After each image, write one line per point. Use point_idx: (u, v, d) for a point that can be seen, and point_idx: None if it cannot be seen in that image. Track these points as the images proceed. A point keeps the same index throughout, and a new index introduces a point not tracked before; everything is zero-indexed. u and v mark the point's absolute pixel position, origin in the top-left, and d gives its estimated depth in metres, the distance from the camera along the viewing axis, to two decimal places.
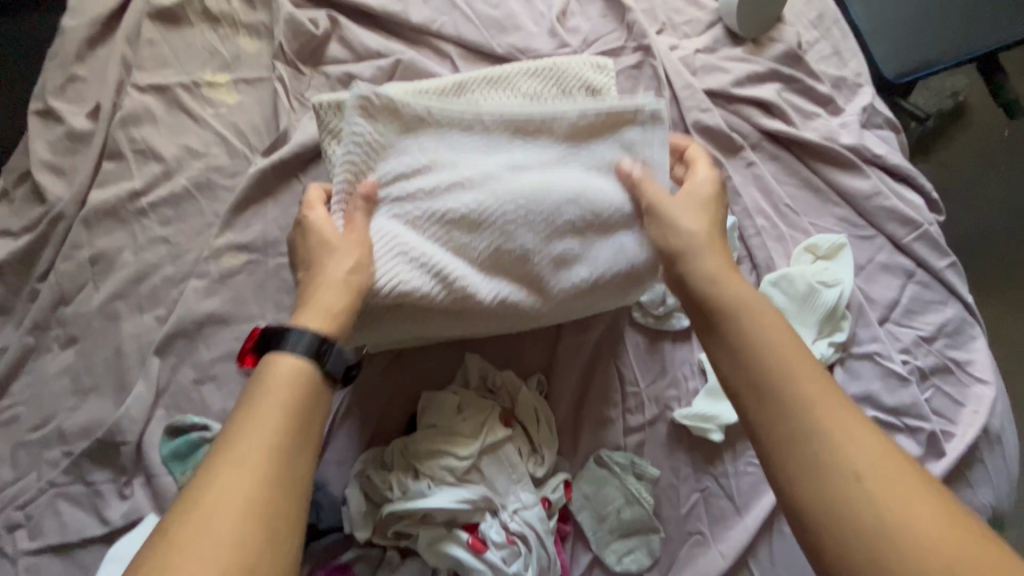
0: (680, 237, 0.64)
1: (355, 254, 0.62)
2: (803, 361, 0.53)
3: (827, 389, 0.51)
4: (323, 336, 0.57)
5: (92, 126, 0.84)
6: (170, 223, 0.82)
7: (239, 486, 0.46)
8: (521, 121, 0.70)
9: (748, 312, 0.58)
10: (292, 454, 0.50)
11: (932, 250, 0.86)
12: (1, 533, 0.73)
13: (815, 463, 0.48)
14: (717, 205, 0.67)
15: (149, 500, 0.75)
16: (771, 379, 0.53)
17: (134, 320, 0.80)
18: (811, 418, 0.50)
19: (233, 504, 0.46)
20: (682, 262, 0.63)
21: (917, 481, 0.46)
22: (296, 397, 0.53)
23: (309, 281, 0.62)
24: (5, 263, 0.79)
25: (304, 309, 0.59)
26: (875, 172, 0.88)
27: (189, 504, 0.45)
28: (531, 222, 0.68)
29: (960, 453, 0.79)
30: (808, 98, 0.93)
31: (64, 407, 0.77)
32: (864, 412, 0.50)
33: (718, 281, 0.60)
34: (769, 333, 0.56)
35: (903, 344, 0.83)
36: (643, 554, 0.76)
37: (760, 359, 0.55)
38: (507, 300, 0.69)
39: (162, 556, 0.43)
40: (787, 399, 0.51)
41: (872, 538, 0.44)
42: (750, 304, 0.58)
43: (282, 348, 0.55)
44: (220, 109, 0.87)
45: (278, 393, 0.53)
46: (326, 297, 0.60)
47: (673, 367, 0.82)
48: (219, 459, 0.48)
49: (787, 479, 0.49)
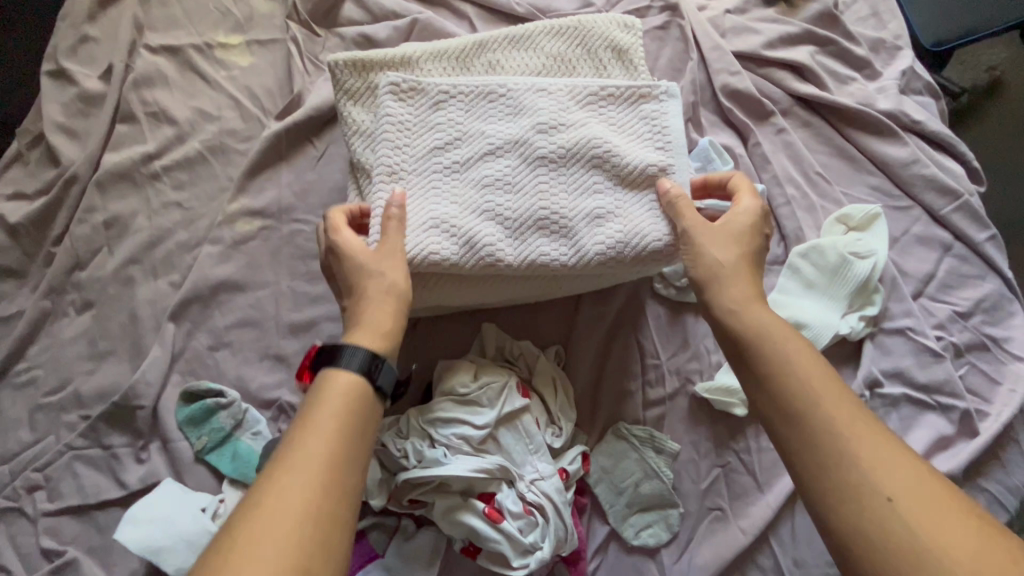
0: (703, 266, 0.61)
1: (395, 270, 0.61)
2: (830, 386, 0.52)
3: (850, 407, 0.51)
4: (374, 352, 0.56)
5: (104, 88, 0.83)
6: (184, 187, 0.81)
7: (294, 491, 0.46)
8: (546, 85, 0.68)
9: (773, 337, 0.57)
10: (349, 463, 0.50)
11: (972, 221, 0.82)
12: (22, 493, 0.74)
13: (844, 490, 0.47)
14: (751, 237, 0.63)
15: (165, 464, 0.75)
16: (793, 405, 0.53)
17: (148, 285, 0.79)
18: (830, 452, 0.49)
19: (292, 506, 0.45)
20: (709, 289, 0.61)
21: (956, 507, 0.44)
22: (353, 416, 0.52)
23: (354, 308, 0.61)
24: (20, 226, 0.79)
25: (354, 329, 0.58)
26: (913, 139, 0.84)
27: (256, 499, 0.46)
28: (566, 190, 0.65)
29: (995, 432, 0.76)
30: (843, 61, 0.89)
31: (81, 371, 0.77)
32: (898, 438, 0.50)
33: (745, 310, 0.59)
34: (795, 365, 0.54)
35: (937, 319, 0.80)
36: (661, 528, 0.74)
37: (789, 399, 0.53)
38: (538, 261, 0.64)
39: (239, 538, 0.43)
40: (817, 426, 0.51)
41: (910, 560, 0.43)
42: (771, 329, 0.57)
43: (336, 364, 0.54)
44: (233, 71, 0.85)
45: (329, 411, 0.51)
46: (374, 317, 0.59)
47: (695, 340, 0.80)
48: (281, 462, 0.48)
49: (818, 501, 0.49)
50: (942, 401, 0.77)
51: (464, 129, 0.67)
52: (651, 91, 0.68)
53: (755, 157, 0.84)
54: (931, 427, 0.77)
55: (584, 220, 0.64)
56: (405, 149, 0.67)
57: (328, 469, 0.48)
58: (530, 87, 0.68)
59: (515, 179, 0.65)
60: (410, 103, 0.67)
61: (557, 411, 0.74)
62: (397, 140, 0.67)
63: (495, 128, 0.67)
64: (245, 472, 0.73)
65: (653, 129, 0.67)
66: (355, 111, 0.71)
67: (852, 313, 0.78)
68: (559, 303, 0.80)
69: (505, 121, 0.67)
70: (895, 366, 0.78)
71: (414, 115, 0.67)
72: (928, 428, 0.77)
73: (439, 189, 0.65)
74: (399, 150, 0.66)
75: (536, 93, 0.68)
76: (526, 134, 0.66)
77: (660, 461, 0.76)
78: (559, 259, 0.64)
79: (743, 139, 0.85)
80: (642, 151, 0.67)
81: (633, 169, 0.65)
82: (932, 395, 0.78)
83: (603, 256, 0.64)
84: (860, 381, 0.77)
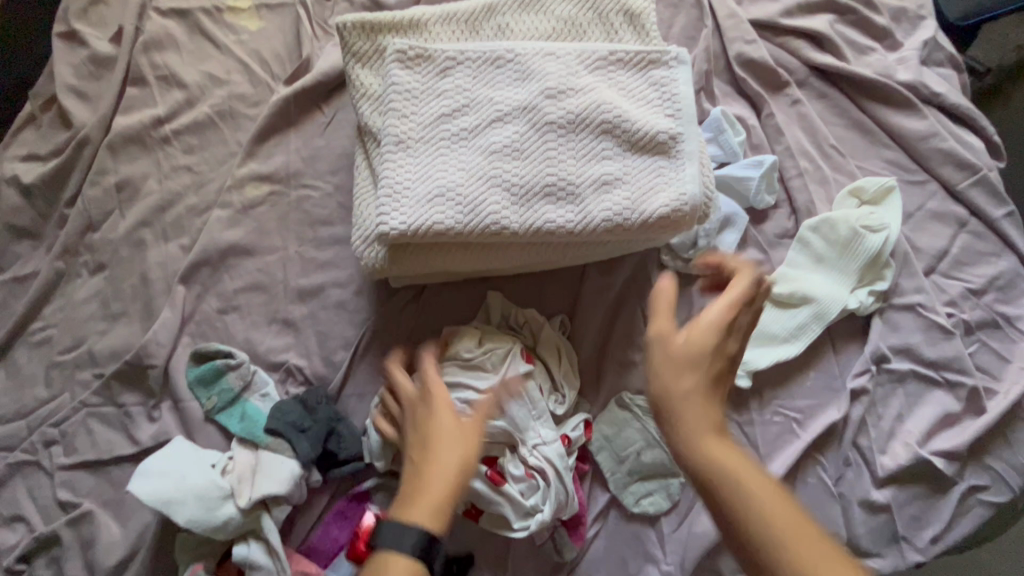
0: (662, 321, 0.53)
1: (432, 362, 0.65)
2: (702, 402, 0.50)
3: (713, 418, 0.50)
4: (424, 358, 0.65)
5: (115, 51, 0.83)
6: (193, 152, 0.82)
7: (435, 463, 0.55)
8: (555, 50, 0.67)
9: (678, 369, 0.51)
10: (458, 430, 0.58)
11: (989, 197, 0.80)
12: (39, 447, 0.76)
13: (769, 538, 0.43)
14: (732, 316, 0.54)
15: (176, 423, 0.77)
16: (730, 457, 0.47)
17: (159, 248, 0.80)
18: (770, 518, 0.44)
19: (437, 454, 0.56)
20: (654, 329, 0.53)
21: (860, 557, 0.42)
22: (472, 428, 0.58)
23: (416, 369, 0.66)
24: (34, 187, 0.80)
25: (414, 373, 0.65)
26: (932, 112, 0.83)
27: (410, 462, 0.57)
28: (573, 157, 0.64)
29: (1004, 410, 0.75)
30: (863, 30, 0.87)
31: (94, 331, 0.79)
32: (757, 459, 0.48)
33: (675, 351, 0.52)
34: (696, 400, 0.49)
35: (949, 296, 0.79)
36: (661, 497, 0.75)
37: (685, 433, 0.48)
38: (544, 228, 0.63)
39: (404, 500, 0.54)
40: (709, 446, 0.48)
41: None
42: (685, 349, 0.51)
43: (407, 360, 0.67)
44: (242, 35, 0.85)
45: (441, 403, 0.59)
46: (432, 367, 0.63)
47: (701, 312, 0.79)
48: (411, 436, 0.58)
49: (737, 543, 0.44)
50: (950, 378, 0.77)
51: (471, 95, 0.66)
52: (661, 56, 0.67)
53: (769, 128, 0.82)
54: (937, 403, 0.76)
55: (590, 187, 0.63)
56: (411, 117, 0.66)
57: (457, 456, 0.55)
58: (539, 52, 0.67)
59: (523, 145, 0.64)
60: (417, 71, 0.67)
61: (560, 380, 0.74)
62: (404, 108, 0.66)
63: (502, 94, 0.66)
64: (252, 430, 0.73)
65: (664, 95, 0.66)
66: (363, 75, 0.70)
67: (861, 288, 0.77)
68: (565, 273, 0.80)
69: (513, 86, 0.66)
70: (904, 342, 0.77)
71: (421, 82, 0.67)
72: (934, 405, 0.76)
73: (446, 156, 0.65)
74: (405, 119, 0.66)
75: (544, 58, 0.67)
76: (534, 99, 0.65)
77: (661, 431, 0.76)
78: (566, 226, 0.63)
79: (756, 110, 0.84)
80: (652, 116, 0.65)
81: (642, 134, 0.64)
82: (940, 372, 0.77)
83: (610, 224, 0.63)
84: (867, 356, 0.76)
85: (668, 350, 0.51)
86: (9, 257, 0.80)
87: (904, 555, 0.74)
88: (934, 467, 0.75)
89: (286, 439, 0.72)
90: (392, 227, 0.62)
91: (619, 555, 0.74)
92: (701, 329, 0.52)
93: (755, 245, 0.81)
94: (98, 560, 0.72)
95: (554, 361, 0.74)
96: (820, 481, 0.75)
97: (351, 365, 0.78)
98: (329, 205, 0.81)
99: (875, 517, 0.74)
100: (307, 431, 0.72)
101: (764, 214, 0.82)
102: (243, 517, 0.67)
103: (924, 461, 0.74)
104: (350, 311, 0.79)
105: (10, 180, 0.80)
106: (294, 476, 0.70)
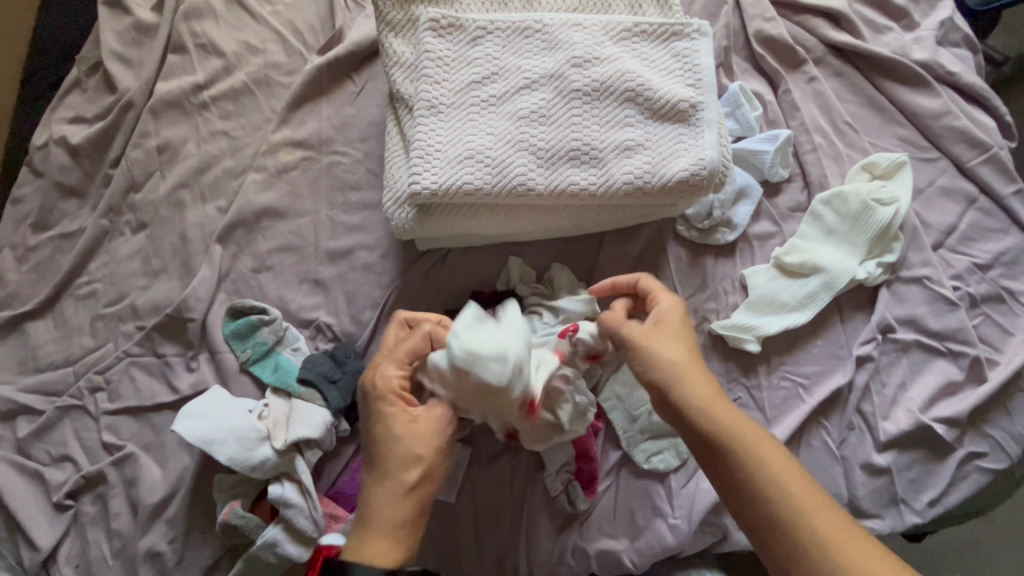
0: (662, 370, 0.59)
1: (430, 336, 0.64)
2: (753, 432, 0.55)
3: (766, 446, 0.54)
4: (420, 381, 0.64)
5: (157, 20, 0.89)
6: (230, 117, 0.86)
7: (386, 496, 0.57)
8: (582, 22, 0.70)
9: (684, 382, 0.58)
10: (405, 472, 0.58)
11: (999, 175, 0.83)
12: (84, 394, 0.80)
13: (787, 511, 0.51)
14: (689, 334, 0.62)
15: (212, 374, 0.81)
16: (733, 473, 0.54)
17: (198, 209, 0.84)
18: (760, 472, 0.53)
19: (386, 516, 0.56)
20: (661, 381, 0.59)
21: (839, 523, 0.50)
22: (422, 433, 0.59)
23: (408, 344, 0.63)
24: (82, 148, 0.86)
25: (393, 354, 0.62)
26: (946, 92, 0.85)
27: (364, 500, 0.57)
28: (597, 123, 0.67)
29: (1004, 379, 0.78)
30: (880, 11, 0.89)
31: (136, 286, 0.83)
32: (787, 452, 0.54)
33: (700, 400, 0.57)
34: (691, 381, 0.58)
35: (955, 270, 0.81)
36: (671, 455, 0.79)
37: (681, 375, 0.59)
38: (567, 191, 0.66)
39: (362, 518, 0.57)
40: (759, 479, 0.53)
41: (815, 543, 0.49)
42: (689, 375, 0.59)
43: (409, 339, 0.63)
44: (277, 7, 0.90)
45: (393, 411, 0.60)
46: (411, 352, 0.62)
47: (714, 281, 0.82)
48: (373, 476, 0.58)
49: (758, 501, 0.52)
50: (953, 348, 0.80)
51: (501, 64, 0.69)
52: (683, 28, 0.69)
53: (784, 104, 0.85)
54: (940, 372, 0.79)
55: (613, 152, 0.66)
56: (443, 83, 0.69)
57: (413, 461, 0.58)
58: (566, 22, 0.70)
59: (549, 112, 0.67)
60: (449, 39, 0.70)
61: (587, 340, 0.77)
62: (437, 74, 0.69)
63: (531, 63, 0.69)
64: (285, 380, 0.77)
65: (686, 65, 0.69)
66: (396, 43, 0.73)
67: (870, 260, 0.80)
68: (583, 241, 0.83)
69: (541, 56, 0.69)
70: (909, 313, 0.80)
71: (452, 50, 0.70)
72: (936, 374, 0.79)
73: (476, 122, 0.68)
74: (437, 85, 0.69)
75: (571, 28, 0.70)
76: (561, 67, 0.68)
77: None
78: (589, 188, 0.66)
79: (772, 87, 0.87)
80: (674, 86, 0.68)
81: (664, 102, 0.67)
82: (944, 342, 0.80)
83: (631, 186, 0.66)
84: (873, 325, 0.79)
85: (652, 360, 0.60)
86: (57, 215, 0.85)
87: (903, 516, 0.77)
88: (934, 433, 0.78)
89: (317, 389, 0.76)
90: (423, 186, 0.66)
91: (629, 510, 0.78)
92: (670, 321, 0.63)
93: (768, 217, 0.84)
94: (140, 499, 0.76)
95: (578, 314, 0.77)
96: (824, 443, 0.78)
97: (377, 324, 0.81)
98: (359, 170, 0.85)
99: (876, 479, 0.77)
100: (338, 382, 0.76)
101: (777, 188, 0.85)
102: (279, 458, 0.72)
103: (925, 426, 0.77)
104: (377, 273, 0.83)
105: (58, 141, 0.86)
106: (326, 424, 0.74)
